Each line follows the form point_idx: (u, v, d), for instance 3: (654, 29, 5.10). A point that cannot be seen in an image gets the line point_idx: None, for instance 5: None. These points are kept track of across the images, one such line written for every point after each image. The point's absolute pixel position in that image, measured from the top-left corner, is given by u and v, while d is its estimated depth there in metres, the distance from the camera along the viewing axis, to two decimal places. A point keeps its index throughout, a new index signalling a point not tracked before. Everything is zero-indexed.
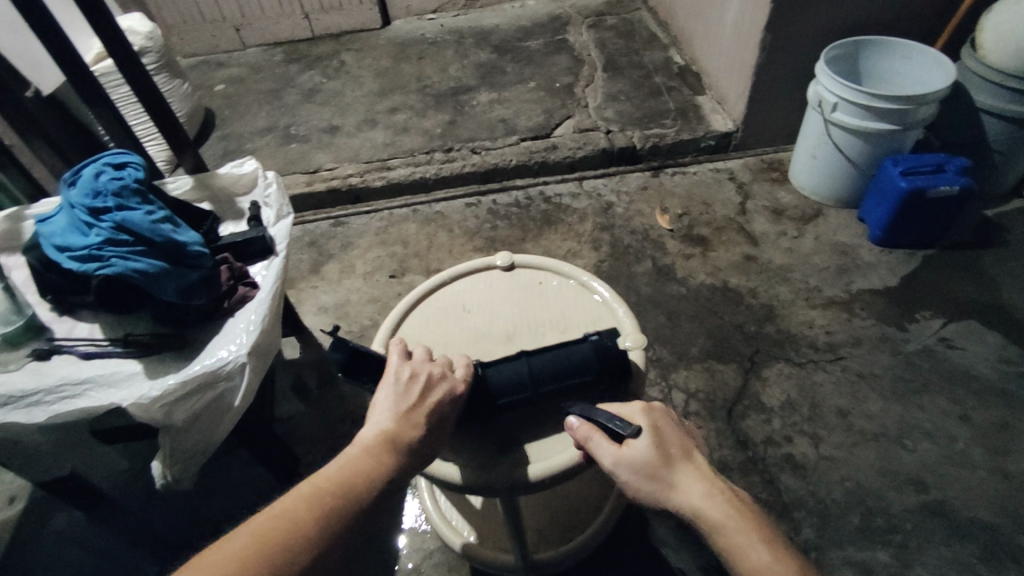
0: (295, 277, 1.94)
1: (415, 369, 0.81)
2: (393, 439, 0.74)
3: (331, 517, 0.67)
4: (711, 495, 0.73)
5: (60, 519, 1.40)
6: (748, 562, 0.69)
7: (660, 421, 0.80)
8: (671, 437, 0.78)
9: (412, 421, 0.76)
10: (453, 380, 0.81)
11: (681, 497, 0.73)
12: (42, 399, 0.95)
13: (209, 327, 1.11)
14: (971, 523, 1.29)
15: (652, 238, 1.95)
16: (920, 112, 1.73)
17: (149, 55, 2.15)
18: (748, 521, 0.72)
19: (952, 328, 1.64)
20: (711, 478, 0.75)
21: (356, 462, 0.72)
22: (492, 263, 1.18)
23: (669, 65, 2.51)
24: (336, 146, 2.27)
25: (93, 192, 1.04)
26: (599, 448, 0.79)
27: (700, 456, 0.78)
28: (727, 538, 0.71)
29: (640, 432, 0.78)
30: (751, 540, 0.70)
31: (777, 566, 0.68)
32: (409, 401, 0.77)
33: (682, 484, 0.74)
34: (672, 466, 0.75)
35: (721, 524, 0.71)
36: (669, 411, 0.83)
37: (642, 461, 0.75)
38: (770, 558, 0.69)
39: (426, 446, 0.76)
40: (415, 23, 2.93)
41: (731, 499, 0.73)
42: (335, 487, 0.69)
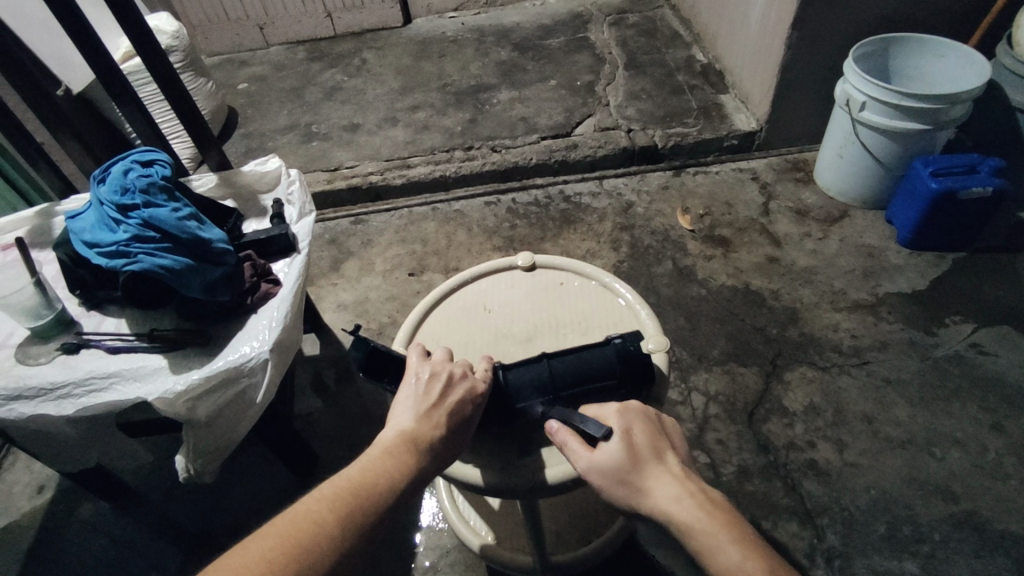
0: (315, 274, 1.95)
1: (435, 368, 0.81)
2: (413, 438, 0.74)
3: (355, 518, 0.67)
4: (681, 499, 0.70)
5: (86, 509, 1.42)
6: (718, 564, 0.66)
7: (635, 422, 0.76)
8: (645, 438, 0.75)
9: (433, 420, 0.76)
10: (473, 380, 0.81)
11: (651, 502, 0.70)
12: (71, 392, 0.97)
13: (232, 323, 1.12)
14: (1002, 535, 1.25)
15: (672, 238, 1.93)
16: (952, 112, 1.68)
17: (175, 54, 2.18)
18: (717, 519, 0.68)
19: (983, 334, 1.59)
20: (683, 480, 0.72)
21: (377, 463, 0.71)
22: (513, 263, 1.17)
23: (691, 64, 2.48)
24: (357, 144, 2.28)
25: (122, 188, 1.06)
26: (572, 452, 0.76)
27: (674, 456, 0.74)
28: (697, 540, 0.67)
29: (611, 435, 0.74)
30: (721, 543, 0.66)
31: (747, 566, 0.65)
32: (430, 400, 0.77)
33: (652, 487, 0.71)
34: (642, 469, 0.72)
35: (691, 528, 0.68)
36: (646, 411, 0.79)
37: (612, 465, 0.72)
38: (741, 559, 0.65)
39: (448, 445, 0.76)
40: (436, 21, 2.94)
41: (704, 501, 0.70)
42: (358, 488, 0.69)
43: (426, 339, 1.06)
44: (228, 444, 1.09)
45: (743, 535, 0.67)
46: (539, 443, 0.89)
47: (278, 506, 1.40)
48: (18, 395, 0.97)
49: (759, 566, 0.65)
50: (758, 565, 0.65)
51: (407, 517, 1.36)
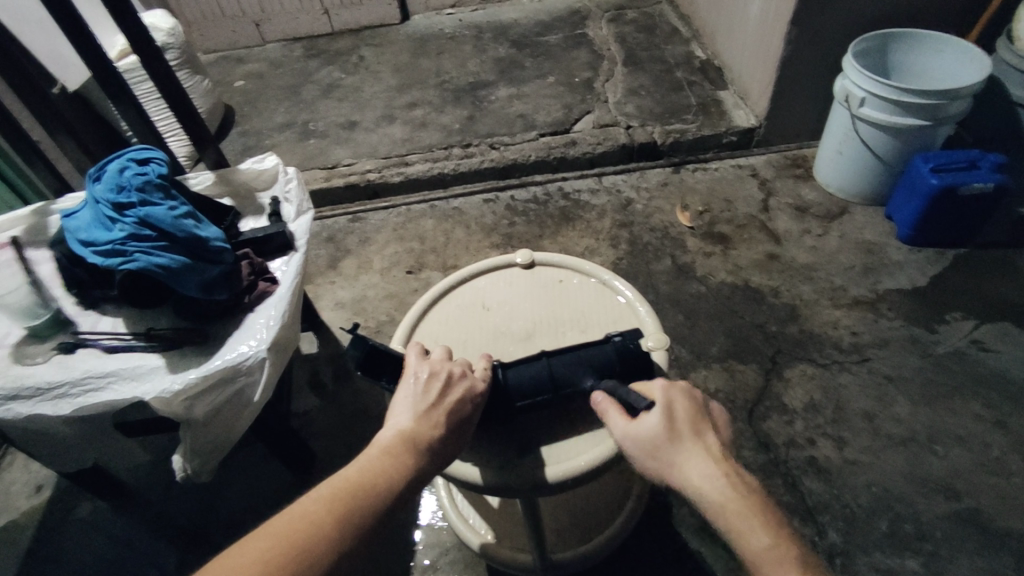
0: (313, 272, 1.94)
1: (434, 368, 0.81)
2: (412, 438, 0.73)
3: (353, 518, 0.66)
4: (714, 477, 0.68)
5: (84, 508, 1.42)
6: (746, 548, 0.65)
7: (678, 399, 0.76)
8: (685, 416, 0.74)
9: (432, 420, 0.75)
10: (472, 379, 0.81)
11: (682, 476, 0.69)
12: (68, 392, 0.97)
13: (229, 322, 1.11)
14: (1003, 532, 1.25)
15: (672, 235, 1.93)
16: (952, 108, 1.68)
17: (171, 51, 2.17)
18: (749, 502, 0.66)
19: (983, 330, 1.59)
20: (719, 460, 0.70)
21: (376, 463, 0.71)
22: (513, 260, 1.17)
23: (690, 60, 2.47)
24: (355, 141, 2.27)
25: (117, 187, 1.05)
26: (612, 421, 0.77)
27: (714, 437, 0.73)
28: (727, 520, 0.66)
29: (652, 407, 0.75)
30: (753, 527, 0.65)
31: (777, 553, 0.63)
32: (429, 400, 0.77)
33: (686, 462, 0.70)
34: (678, 444, 0.71)
35: (721, 507, 0.66)
36: (692, 391, 0.78)
37: (648, 435, 0.73)
38: (770, 545, 0.64)
39: (446, 445, 0.75)
40: (433, 17, 2.92)
41: (737, 483, 0.68)
42: (356, 489, 0.68)
43: (425, 337, 1.06)
44: (226, 443, 1.08)
45: (775, 522, 0.66)
46: (539, 441, 0.88)
47: (277, 505, 1.39)
48: (15, 395, 0.96)
49: (789, 555, 0.64)
50: (787, 553, 0.64)
51: (406, 515, 1.36)
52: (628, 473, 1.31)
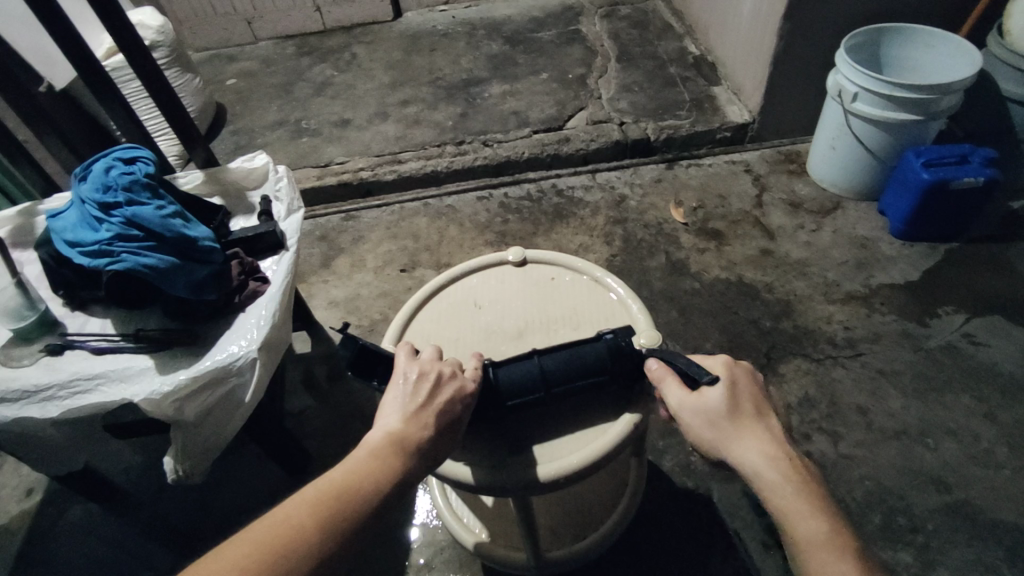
0: (306, 271, 1.93)
1: (424, 368, 0.79)
2: (400, 441, 0.72)
3: (336, 522, 0.66)
4: (775, 459, 0.70)
5: (76, 511, 1.41)
6: (798, 532, 0.67)
7: (742, 377, 0.76)
8: (748, 396, 0.75)
9: (422, 421, 0.74)
10: (462, 379, 0.80)
11: (741, 454, 0.71)
12: (56, 394, 0.96)
13: (220, 322, 1.10)
14: (995, 524, 1.26)
15: (666, 231, 1.92)
16: (944, 102, 1.68)
17: (160, 50, 2.15)
18: (806, 489, 0.68)
19: (975, 324, 1.59)
20: (780, 443, 0.71)
21: (362, 466, 0.70)
22: (504, 258, 1.16)
23: (684, 55, 2.47)
24: (347, 139, 2.26)
25: (103, 187, 1.04)
26: (670, 391, 0.79)
27: (776, 420, 0.74)
28: (783, 503, 0.68)
29: (717, 382, 0.75)
30: (809, 512, 0.67)
31: (832, 539, 0.65)
32: (418, 401, 0.76)
33: (748, 440, 0.71)
34: (741, 422, 0.72)
35: (780, 488, 0.68)
36: (755, 372, 0.79)
37: (710, 408, 0.74)
38: (827, 532, 0.66)
39: (436, 447, 0.75)
40: (426, 14, 2.91)
41: (798, 467, 0.70)
42: (340, 493, 0.68)
43: (416, 336, 1.05)
44: (217, 444, 1.08)
45: (830, 510, 0.68)
46: (532, 439, 0.88)
47: (271, 506, 1.39)
48: (2, 398, 0.95)
49: (845, 543, 0.66)
50: (842, 541, 0.66)
51: (401, 514, 1.36)
52: (623, 471, 1.31)
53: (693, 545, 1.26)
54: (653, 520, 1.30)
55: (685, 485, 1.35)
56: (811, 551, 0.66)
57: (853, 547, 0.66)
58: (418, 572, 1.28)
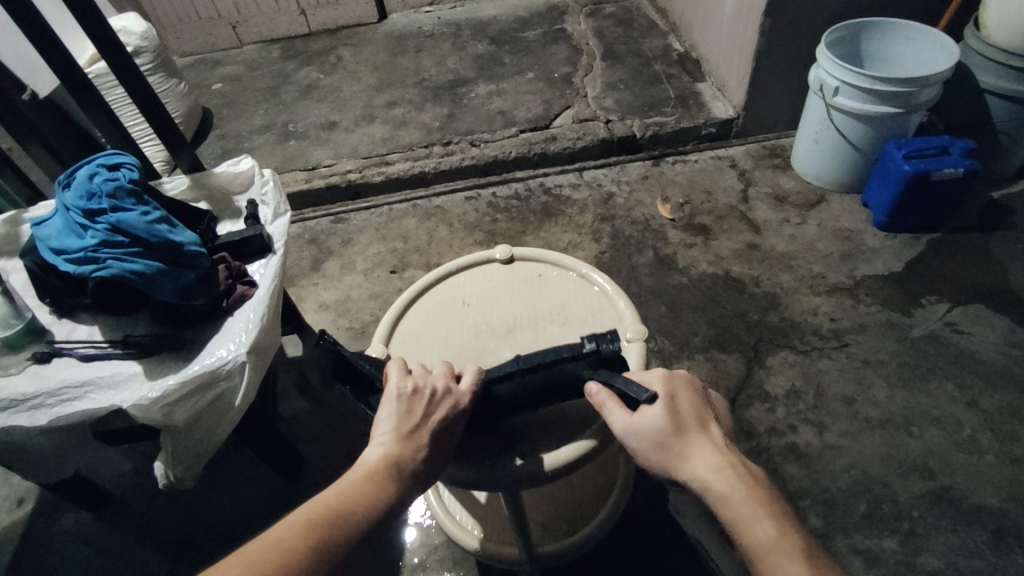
0: (295, 274, 1.93)
1: (419, 383, 0.80)
2: (395, 463, 0.74)
3: (331, 541, 0.67)
4: (721, 469, 0.71)
5: (68, 519, 1.41)
6: (750, 539, 0.67)
7: (679, 388, 0.78)
8: (688, 407, 0.77)
9: (418, 440, 0.76)
10: (457, 394, 0.81)
11: (690, 470, 0.72)
12: (44, 402, 0.96)
13: (209, 327, 1.11)
14: (978, 509, 1.28)
15: (653, 227, 1.94)
16: (923, 95, 1.70)
17: (143, 55, 2.15)
18: (754, 493, 0.69)
19: (958, 312, 1.62)
20: (725, 452, 0.73)
21: (356, 487, 0.72)
22: (491, 256, 1.17)
23: (668, 53, 2.49)
24: (335, 142, 2.26)
25: (87, 194, 1.04)
26: (611, 413, 0.79)
27: (717, 428, 0.76)
28: (732, 510, 0.69)
29: (656, 399, 0.76)
30: (758, 516, 0.68)
31: (781, 543, 0.66)
32: (414, 420, 0.77)
33: (692, 455, 0.72)
34: (684, 436, 0.74)
35: (729, 497, 0.69)
36: (691, 382, 0.81)
37: (652, 428, 0.75)
38: (776, 535, 0.67)
39: (429, 467, 0.76)
40: (411, 16, 2.91)
41: (744, 473, 0.71)
42: (333, 515, 0.69)
43: (405, 335, 1.06)
44: (207, 448, 1.08)
45: (778, 512, 0.69)
46: (523, 438, 0.90)
47: (264, 509, 1.39)
48: None
49: (793, 543, 0.66)
50: (791, 543, 0.66)
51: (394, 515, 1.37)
52: (612, 467, 1.32)
53: (684, 538, 1.28)
54: (643, 515, 1.32)
55: None
56: (765, 556, 0.66)
57: (803, 548, 0.66)
58: (412, 572, 1.29)
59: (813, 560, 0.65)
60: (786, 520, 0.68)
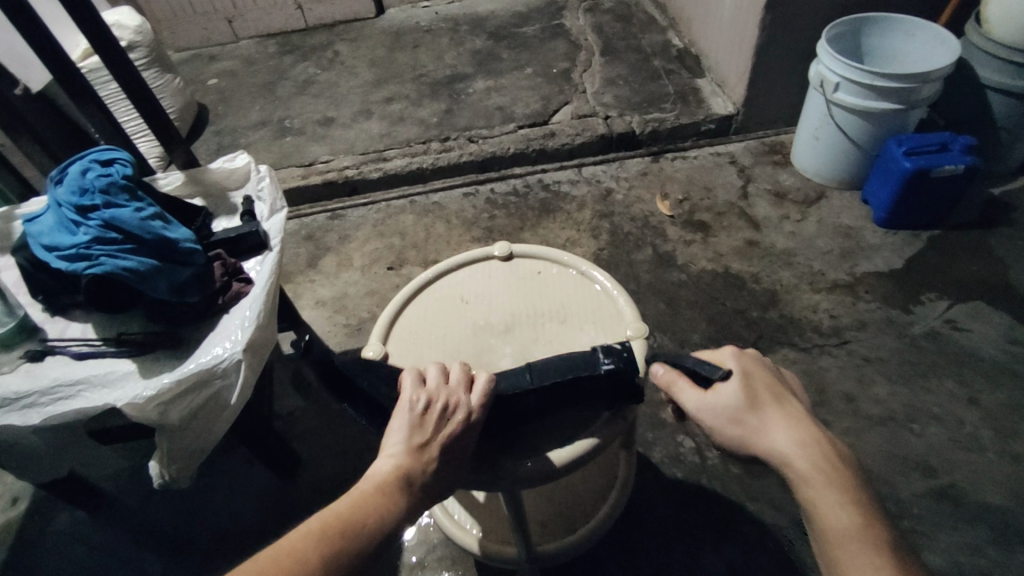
0: (292, 271, 1.92)
1: (432, 395, 0.78)
2: (405, 476, 0.72)
3: (337, 554, 0.66)
4: (805, 444, 0.70)
5: (63, 518, 1.39)
6: (828, 522, 0.67)
7: (752, 366, 0.78)
8: (762, 383, 0.76)
9: (430, 452, 0.75)
10: (469, 407, 0.78)
11: (770, 445, 0.71)
12: (37, 401, 0.95)
13: (204, 324, 1.09)
14: (979, 507, 1.28)
15: (652, 224, 1.93)
16: (924, 91, 1.69)
17: (137, 50, 2.12)
18: (837, 476, 0.69)
19: (958, 309, 1.61)
20: (806, 427, 0.72)
21: (367, 500, 0.70)
22: (490, 253, 1.16)
23: (667, 48, 2.47)
24: (332, 137, 2.24)
25: (80, 190, 1.02)
26: (683, 393, 0.79)
27: (795, 402, 0.75)
28: (813, 491, 0.68)
29: (730, 377, 0.76)
30: (836, 500, 0.67)
31: (865, 530, 0.66)
32: (427, 432, 0.75)
33: (771, 430, 0.72)
34: (761, 411, 0.73)
35: (811, 476, 0.69)
36: (763, 358, 0.80)
37: (728, 405, 0.74)
38: (859, 522, 0.67)
39: (438, 481, 0.75)
40: (408, 11, 2.89)
41: (827, 451, 0.70)
42: (344, 526, 0.68)
43: (403, 333, 1.05)
44: (203, 447, 1.07)
45: (859, 500, 0.68)
46: (524, 439, 0.88)
47: (261, 508, 1.38)
48: None
49: (875, 533, 0.66)
50: (873, 533, 0.66)
51: None
52: (612, 465, 1.31)
53: (684, 536, 1.27)
54: (642, 514, 1.31)
55: (675, 475, 1.36)
56: (841, 543, 0.66)
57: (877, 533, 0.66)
58: (410, 571, 1.29)
59: (890, 553, 0.65)
60: (860, 502, 0.68)
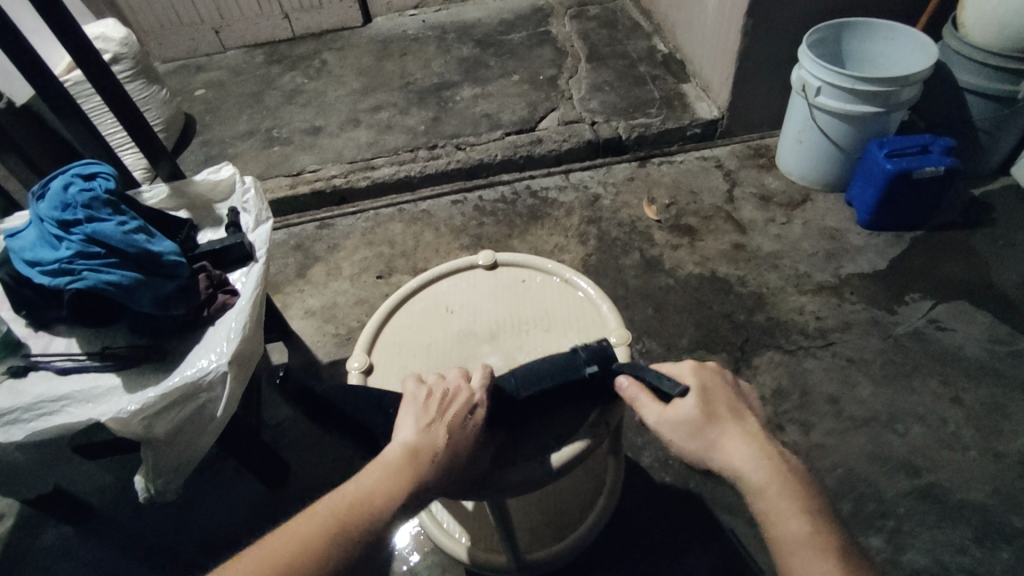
0: (280, 281, 1.92)
1: (433, 388, 0.81)
2: (414, 454, 0.73)
3: (352, 533, 0.68)
4: (758, 459, 0.71)
5: (49, 534, 1.38)
6: (782, 532, 0.68)
7: (710, 380, 0.80)
8: (720, 398, 0.78)
9: (435, 432, 0.76)
10: (470, 390, 0.81)
11: (725, 459, 0.73)
12: (20, 417, 0.94)
13: (190, 337, 1.09)
14: (964, 505, 1.29)
15: (639, 229, 1.94)
16: (904, 94, 1.71)
17: (122, 62, 2.12)
18: (791, 488, 0.70)
19: (941, 310, 1.63)
20: (761, 442, 0.73)
21: (376, 480, 0.71)
22: (475, 262, 1.16)
23: (653, 54, 2.49)
24: (319, 147, 2.24)
25: (62, 204, 1.02)
26: (644, 407, 0.81)
27: (751, 418, 0.77)
28: (767, 503, 0.69)
29: (688, 392, 0.78)
30: (792, 511, 0.68)
31: (816, 538, 0.67)
32: (431, 415, 0.78)
33: (727, 443, 0.73)
34: (718, 427, 0.75)
35: (765, 489, 0.70)
36: (722, 371, 0.82)
37: (685, 419, 0.76)
38: (810, 530, 0.67)
39: (452, 459, 0.75)
40: (396, 19, 2.90)
41: (781, 465, 0.71)
42: (355, 507, 0.70)
43: (388, 343, 1.05)
44: (189, 460, 1.06)
45: (813, 508, 0.69)
46: (510, 448, 0.89)
47: (249, 520, 1.38)
48: None
49: (827, 540, 0.67)
50: (822, 540, 0.67)
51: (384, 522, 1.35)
52: (600, 469, 1.31)
53: (673, 539, 1.28)
54: (631, 516, 1.32)
55: (663, 479, 1.36)
56: (792, 551, 0.67)
57: (834, 544, 0.67)
58: None
59: (845, 559, 0.66)
60: (817, 514, 0.69)
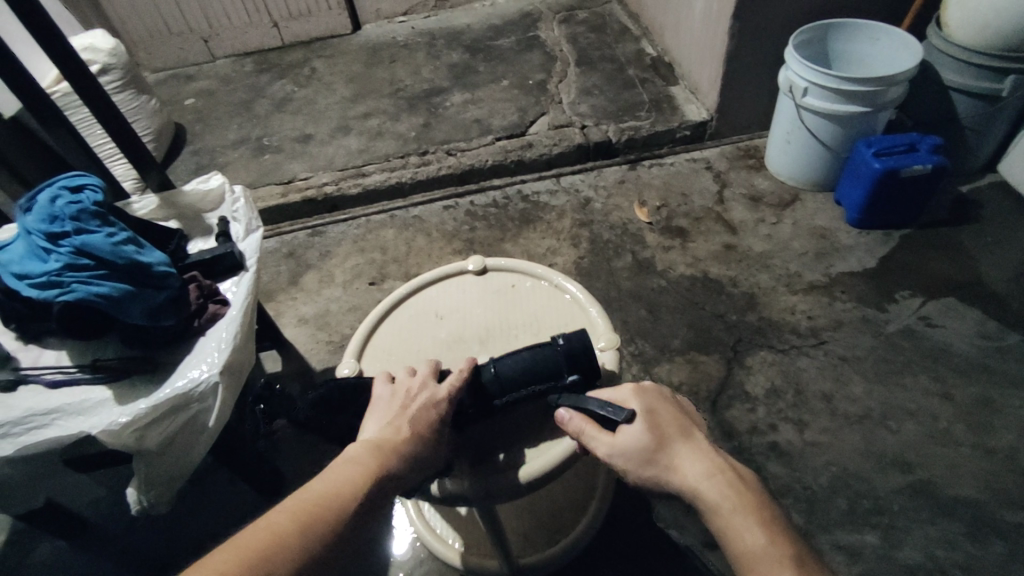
0: (273, 289, 1.91)
1: (400, 387, 0.87)
2: (377, 445, 0.78)
3: (320, 527, 0.69)
4: (711, 475, 0.73)
5: (42, 549, 1.36)
6: (740, 547, 0.69)
7: (654, 402, 0.81)
8: (668, 418, 0.79)
9: (396, 429, 0.80)
10: (434, 388, 0.85)
11: (682, 479, 0.74)
12: (8, 431, 0.92)
13: (180, 348, 1.09)
14: (956, 501, 1.30)
15: (631, 231, 1.95)
16: (891, 94, 1.73)
17: (110, 73, 2.12)
18: (744, 501, 0.72)
19: (931, 306, 1.64)
20: (711, 457, 0.76)
21: (340, 474, 0.74)
22: (464, 268, 1.17)
23: (641, 57, 2.51)
24: (310, 154, 2.24)
25: (49, 217, 1.01)
26: (593, 439, 0.80)
27: (699, 433, 0.79)
28: (721, 519, 0.71)
29: (633, 416, 0.78)
30: (747, 524, 0.70)
31: (770, 550, 0.68)
32: (394, 413, 0.83)
33: (680, 463, 0.75)
34: (668, 449, 0.76)
35: (719, 505, 0.71)
36: (662, 391, 0.84)
37: (637, 446, 0.76)
38: (765, 542, 0.68)
39: (415, 451, 0.79)
40: (385, 26, 2.91)
41: (732, 478, 0.74)
42: (323, 499, 0.71)
43: (377, 350, 1.05)
44: (183, 472, 1.06)
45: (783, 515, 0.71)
46: (494, 454, 0.90)
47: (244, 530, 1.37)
48: None
49: (782, 550, 0.68)
50: (780, 551, 0.68)
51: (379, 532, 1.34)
52: (592, 474, 1.34)
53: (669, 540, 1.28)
54: (626, 518, 1.31)
55: None
56: (752, 563, 0.68)
57: (790, 553, 0.68)
58: None
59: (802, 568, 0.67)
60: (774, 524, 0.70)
